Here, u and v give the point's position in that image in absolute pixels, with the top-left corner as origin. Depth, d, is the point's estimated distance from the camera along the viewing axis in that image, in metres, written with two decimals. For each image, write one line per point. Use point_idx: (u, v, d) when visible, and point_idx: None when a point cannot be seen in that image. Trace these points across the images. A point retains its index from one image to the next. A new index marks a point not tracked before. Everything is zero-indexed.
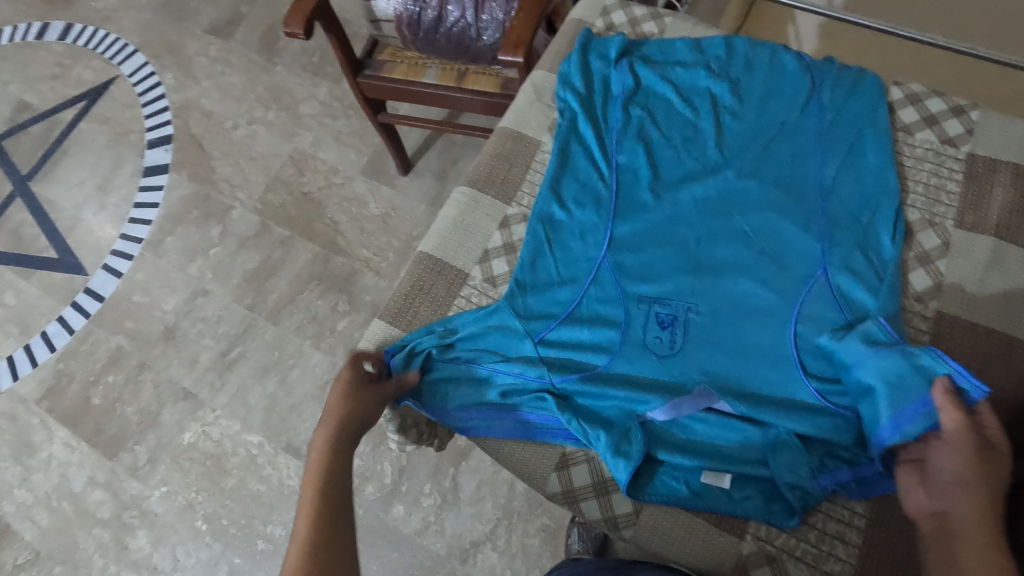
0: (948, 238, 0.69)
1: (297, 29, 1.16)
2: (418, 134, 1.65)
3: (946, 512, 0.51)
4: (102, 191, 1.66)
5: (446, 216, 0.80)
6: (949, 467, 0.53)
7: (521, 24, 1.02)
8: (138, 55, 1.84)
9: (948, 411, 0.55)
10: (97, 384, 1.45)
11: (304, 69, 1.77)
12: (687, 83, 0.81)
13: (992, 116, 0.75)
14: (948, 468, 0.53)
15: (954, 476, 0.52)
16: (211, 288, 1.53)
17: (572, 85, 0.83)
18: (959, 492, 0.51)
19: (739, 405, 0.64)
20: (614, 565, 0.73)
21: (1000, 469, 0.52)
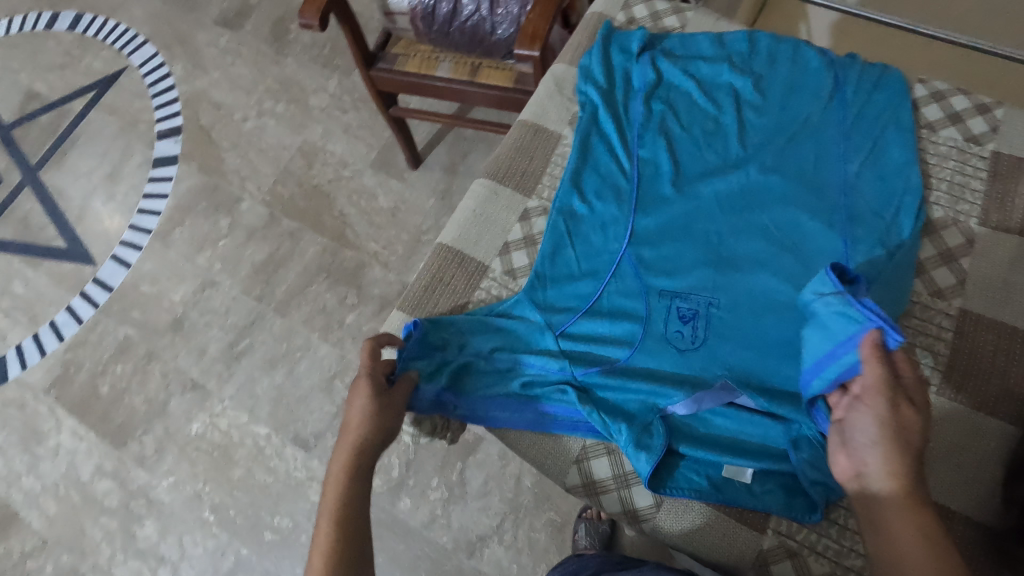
0: (971, 236, 0.69)
1: (312, 21, 1.16)
2: (428, 128, 1.65)
3: (864, 475, 0.52)
4: (111, 181, 1.66)
5: (465, 208, 0.80)
6: (864, 430, 0.53)
7: (538, 17, 1.02)
8: (148, 45, 1.84)
9: (869, 365, 0.53)
10: (106, 373, 1.46)
11: (315, 61, 1.76)
12: (708, 78, 0.81)
13: (1016, 114, 0.74)
14: (866, 430, 0.53)
15: (868, 439, 0.52)
16: (219, 279, 1.53)
17: (593, 78, 0.83)
18: (873, 455, 0.51)
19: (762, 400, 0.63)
20: (619, 560, 0.73)
21: (913, 425, 0.51)
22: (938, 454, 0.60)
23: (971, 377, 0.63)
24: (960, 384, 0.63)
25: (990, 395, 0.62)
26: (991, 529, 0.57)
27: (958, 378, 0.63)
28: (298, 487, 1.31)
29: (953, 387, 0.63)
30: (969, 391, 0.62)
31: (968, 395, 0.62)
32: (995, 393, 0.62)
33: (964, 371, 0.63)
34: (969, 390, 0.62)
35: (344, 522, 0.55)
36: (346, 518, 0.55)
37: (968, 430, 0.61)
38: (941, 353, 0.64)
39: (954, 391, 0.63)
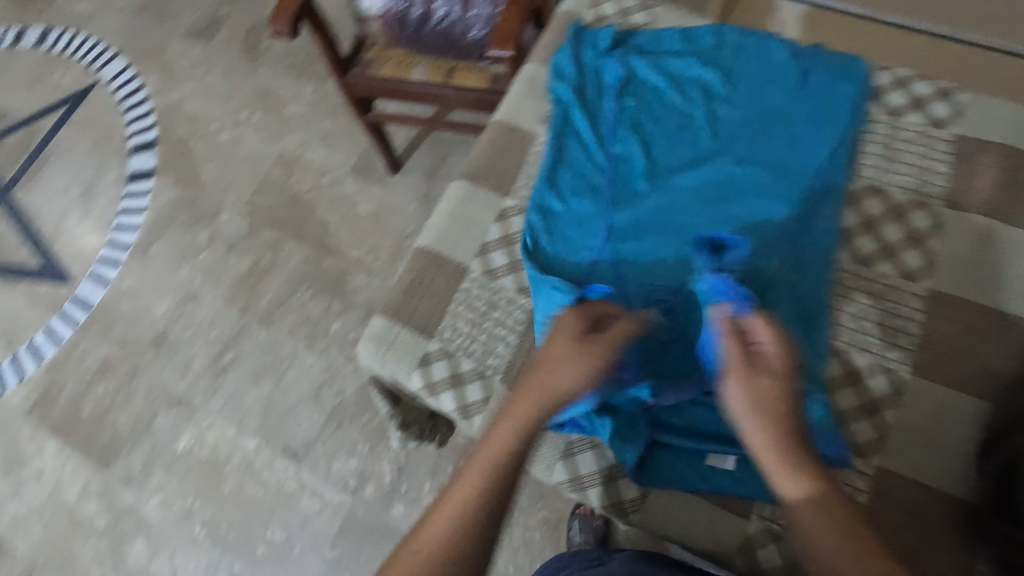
0: (939, 218, 0.70)
1: (283, 28, 1.15)
2: (407, 132, 1.64)
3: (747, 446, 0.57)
4: (87, 198, 1.63)
5: (443, 210, 0.80)
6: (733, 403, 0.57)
7: (510, 18, 1.02)
8: (119, 58, 1.82)
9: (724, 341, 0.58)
10: (88, 393, 1.43)
11: (290, 69, 1.75)
12: (679, 72, 0.82)
13: (977, 98, 0.76)
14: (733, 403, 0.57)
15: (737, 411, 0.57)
16: (202, 292, 1.51)
17: (565, 77, 0.83)
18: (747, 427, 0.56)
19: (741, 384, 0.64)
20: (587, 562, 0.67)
21: (766, 392, 0.55)
22: (915, 434, 0.62)
23: (942, 355, 0.64)
24: (931, 362, 0.64)
25: (960, 371, 0.64)
26: (969, 503, 0.59)
27: (929, 357, 0.65)
28: (290, 498, 1.30)
29: (924, 366, 0.64)
30: (940, 369, 0.64)
31: (939, 372, 0.64)
32: (966, 369, 0.64)
33: (936, 349, 0.65)
34: (939, 367, 0.64)
35: (486, 498, 0.54)
36: (488, 494, 0.54)
37: (941, 407, 0.63)
38: (913, 333, 0.66)
39: (925, 369, 0.64)
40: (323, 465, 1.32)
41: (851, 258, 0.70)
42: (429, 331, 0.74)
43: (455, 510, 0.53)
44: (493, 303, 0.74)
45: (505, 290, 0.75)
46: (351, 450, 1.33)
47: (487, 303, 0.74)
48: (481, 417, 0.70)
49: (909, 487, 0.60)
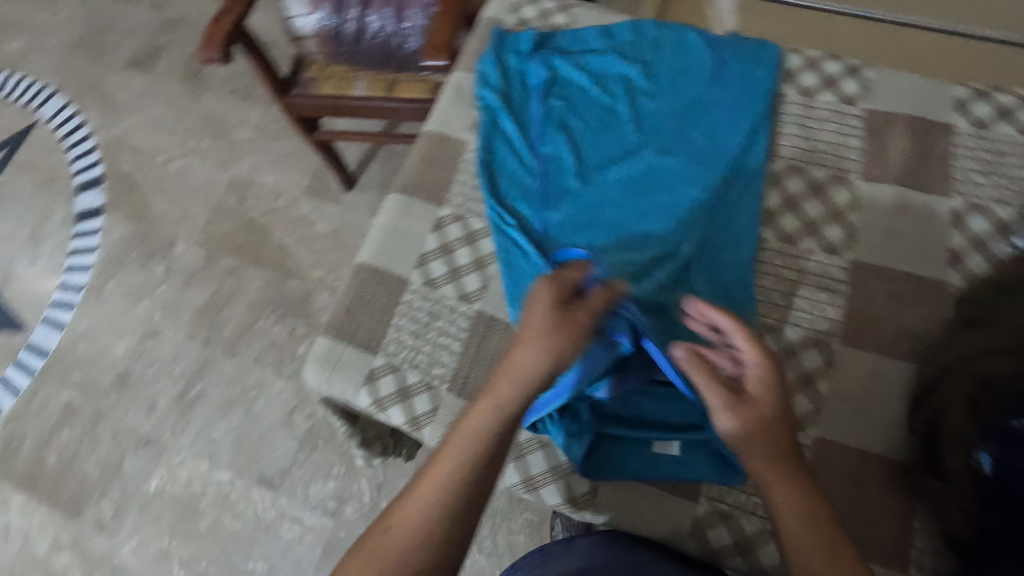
0: (856, 191, 0.73)
1: (214, 54, 1.13)
2: (359, 148, 1.64)
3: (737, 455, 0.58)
4: (34, 242, 1.59)
5: (380, 225, 0.80)
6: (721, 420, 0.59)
7: (441, 26, 0.98)
8: (56, 96, 1.77)
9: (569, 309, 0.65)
10: (51, 442, 1.39)
11: (234, 94, 1.73)
12: (601, 70, 0.83)
13: (884, 73, 0.79)
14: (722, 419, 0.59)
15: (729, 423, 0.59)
16: (162, 328, 1.48)
17: (489, 83, 0.84)
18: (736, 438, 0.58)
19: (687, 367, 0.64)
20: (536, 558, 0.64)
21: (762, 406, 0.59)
22: (847, 402, 0.64)
23: (867, 322, 0.67)
24: (858, 330, 0.67)
25: (884, 336, 0.66)
26: (901, 464, 0.61)
27: (856, 325, 0.67)
28: (269, 528, 1.28)
29: (851, 334, 0.67)
30: (867, 336, 0.66)
31: (866, 339, 0.66)
32: (890, 335, 0.66)
33: (862, 317, 0.67)
34: (866, 335, 0.66)
35: (478, 474, 0.51)
36: (482, 468, 0.51)
37: (870, 373, 0.65)
38: (838, 305, 0.68)
39: (852, 338, 0.66)
40: (300, 491, 1.31)
41: (777, 238, 0.72)
42: (374, 347, 0.73)
43: (442, 482, 0.50)
44: (435, 313, 0.74)
45: (447, 299, 0.75)
46: (328, 472, 1.32)
47: (429, 313, 0.74)
48: (431, 427, 0.70)
49: (847, 454, 0.62)
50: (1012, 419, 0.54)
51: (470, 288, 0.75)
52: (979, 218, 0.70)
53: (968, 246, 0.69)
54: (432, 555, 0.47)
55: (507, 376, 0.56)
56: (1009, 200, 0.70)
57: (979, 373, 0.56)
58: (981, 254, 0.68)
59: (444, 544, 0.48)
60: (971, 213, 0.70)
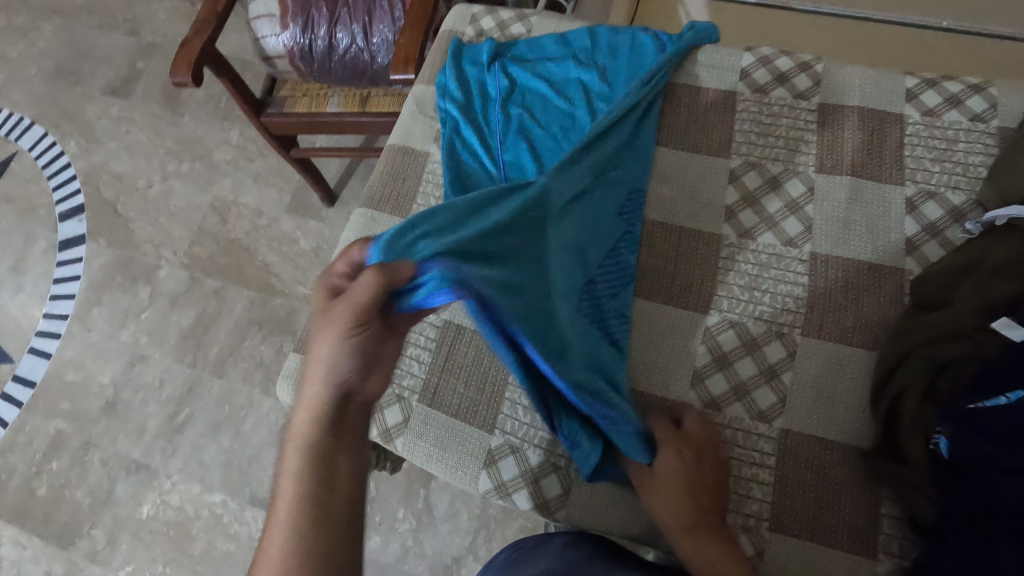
0: (811, 183, 0.74)
1: (185, 78, 1.13)
2: (338, 163, 1.64)
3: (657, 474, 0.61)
4: (17, 272, 1.59)
5: (347, 240, 0.81)
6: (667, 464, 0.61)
7: (408, 39, 0.99)
8: (35, 126, 1.77)
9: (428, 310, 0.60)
10: (41, 473, 1.39)
11: (212, 115, 1.74)
12: (559, 76, 0.84)
13: (836, 66, 0.81)
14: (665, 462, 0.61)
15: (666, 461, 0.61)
16: (148, 352, 1.48)
17: (451, 95, 0.85)
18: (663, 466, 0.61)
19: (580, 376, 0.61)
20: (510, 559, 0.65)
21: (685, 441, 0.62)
22: (811, 391, 0.65)
23: (829, 314, 0.68)
24: (819, 322, 0.67)
25: (845, 325, 0.67)
26: (864, 449, 0.62)
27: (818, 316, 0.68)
28: None
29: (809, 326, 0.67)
30: (827, 326, 0.67)
31: (827, 330, 0.67)
32: (850, 323, 0.67)
33: (824, 308, 0.68)
34: (827, 326, 0.67)
35: (304, 516, 0.48)
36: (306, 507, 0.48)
37: (832, 363, 0.66)
38: (799, 296, 0.69)
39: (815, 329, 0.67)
40: None
41: (736, 235, 0.73)
42: None
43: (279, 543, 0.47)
44: None
45: None
46: None
47: None
48: (403, 439, 0.70)
49: (811, 442, 0.63)
50: (970, 401, 0.56)
51: None
52: (933, 205, 0.71)
53: (923, 233, 0.70)
54: None
55: (299, 412, 0.51)
56: (962, 186, 0.71)
57: (935, 356, 0.58)
58: (936, 241, 0.69)
59: None
60: (925, 201, 0.71)
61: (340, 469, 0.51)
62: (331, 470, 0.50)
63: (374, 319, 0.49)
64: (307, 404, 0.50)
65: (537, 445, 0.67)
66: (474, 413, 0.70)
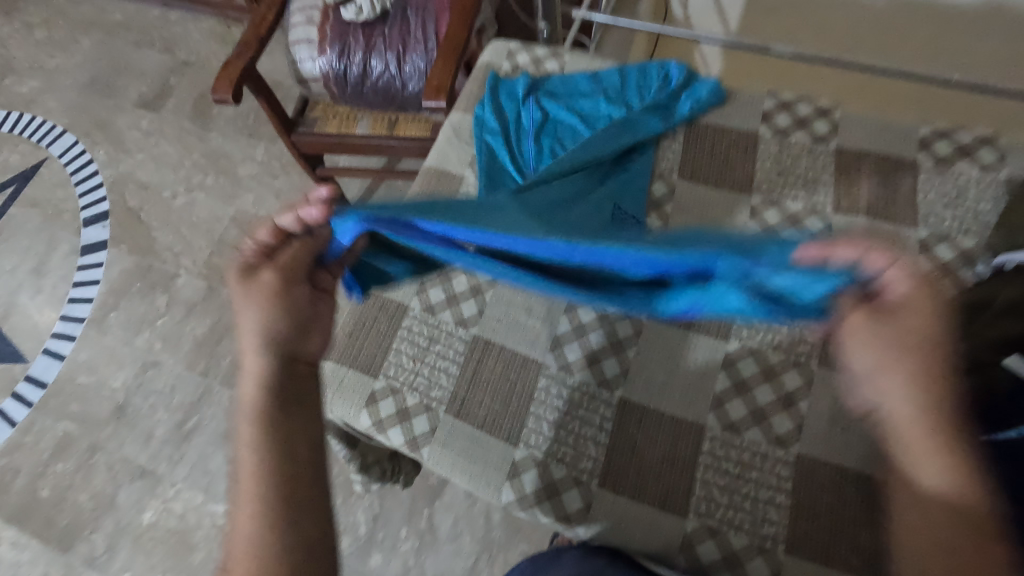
0: (829, 222, 0.78)
1: (225, 95, 1.18)
2: (359, 183, 1.70)
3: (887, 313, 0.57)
4: (38, 274, 1.63)
5: None
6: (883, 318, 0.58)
7: (441, 69, 1.06)
8: (67, 135, 1.84)
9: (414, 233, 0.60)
10: (46, 474, 1.40)
11: (240, 132, 1.80)
12: (590, 112, 0.89)
13: (851, 114, 0.85)
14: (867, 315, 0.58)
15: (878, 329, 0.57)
16: (161, 359, 1.51)
17: (487, 124, 0.90)
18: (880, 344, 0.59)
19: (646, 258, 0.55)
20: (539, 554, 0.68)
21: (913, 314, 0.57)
22: (828, 419, 0.68)
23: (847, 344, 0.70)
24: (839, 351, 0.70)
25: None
26: (879, 478, 0.64)
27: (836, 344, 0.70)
28: None
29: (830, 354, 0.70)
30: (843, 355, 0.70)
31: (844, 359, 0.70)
32: None
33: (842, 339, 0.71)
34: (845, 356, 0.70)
35: (269, 462, 0.55)
36: (270, 453, 0.55)
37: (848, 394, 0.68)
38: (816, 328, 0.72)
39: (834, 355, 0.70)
40: None
41: None
42: (374, 370, 0.76)
43: (255, 494, 0.54)
44: (434, 337, 0.78)
45: (445, 324, 0.78)
46: None
47: (428, 337, 0.78)
48: (428, 448, 0.72)
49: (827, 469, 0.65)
50: (985, 433, 0.58)
51: (467, 313, 0.79)
52: (945, 247, 0.75)
53: (935, 274, 0.73)
54: (281, 545, 0.52)
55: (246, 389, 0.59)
56: (972, 230, 0.75)
57: (946, 390, 0.61)
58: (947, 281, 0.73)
59: (288, 531, 0.53)
60: (937, 243, 0.75)
61: (298, 417, 0.59)
62: (288, 418, 0.58)
63: (300, 278, 0.61)
64: (251, 367, 0.59)
65: (559, 460, 0.69)
66: (498, 426, 0.72)
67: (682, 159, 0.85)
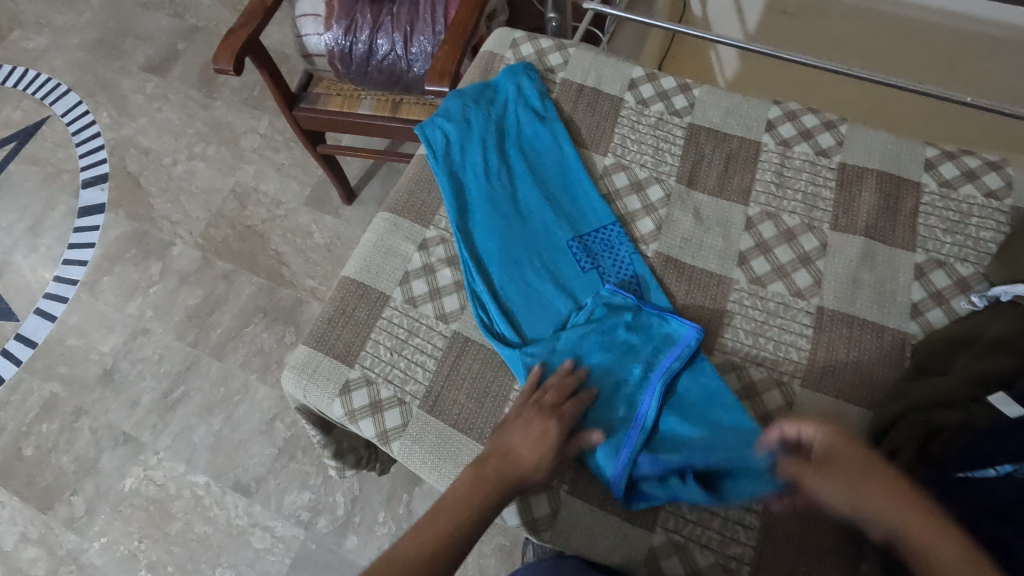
0: (825, 240, 0.76)
1: (227, 66, 1.11)
2: (360, 164, 1.67)
3: None
4: (34, 233, 1.61)
5: (367, 241, 0.83)
6: None
7: (446, 55, 1.05)
8: (70, 93, 1.81)
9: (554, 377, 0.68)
10: (30, 434, 1.39)
11: (244, 103, 1.77)
12: (532, 192, 0.82)
13: (859, 128, 0.83)
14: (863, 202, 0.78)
15: None
16: (152, 327, 1.49)
17: (452, 152, 0.85)
18: None
19: (592, 199, 0.81)
20: (533, 526, 0.66)
21: None
22: None
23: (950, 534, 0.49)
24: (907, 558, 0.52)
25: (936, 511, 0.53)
26: None
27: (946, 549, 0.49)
28: (240, 535, 1.27)
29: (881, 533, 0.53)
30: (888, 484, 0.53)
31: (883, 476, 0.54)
32: (850, 380, 0.69)
33: (863, 475, 0.55)
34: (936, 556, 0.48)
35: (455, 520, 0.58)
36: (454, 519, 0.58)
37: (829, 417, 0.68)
38: (802, 347, 0.71)
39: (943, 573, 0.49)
40: (274, 500, 1.30)
41: (747, 280, 0.75)
42: (351, 360, 0.75)
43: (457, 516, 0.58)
44: (414, 330, 0.76)
45: (426, 317, 0.77)
46: (304, 482, 1.32)
47: (407, 330, 0.76)
48: (399, 442, 0.71)
49: None
50: (963, 471, 0.55)
51: (449, 308, 0.77)
52: (941, 273, 0.73)
53: (928, 299, 0.72)
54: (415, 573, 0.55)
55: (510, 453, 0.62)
56: (970, 258, 0.73)
57: (930, 422, 0.60)
58: (940, 308, 0.71)
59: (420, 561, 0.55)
60: (933, 269, 0.73)
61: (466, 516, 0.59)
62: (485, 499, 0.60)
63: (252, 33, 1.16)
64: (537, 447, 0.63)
65: None
66: (472, 425, 0.71)
67: (683, 163, 0.83)
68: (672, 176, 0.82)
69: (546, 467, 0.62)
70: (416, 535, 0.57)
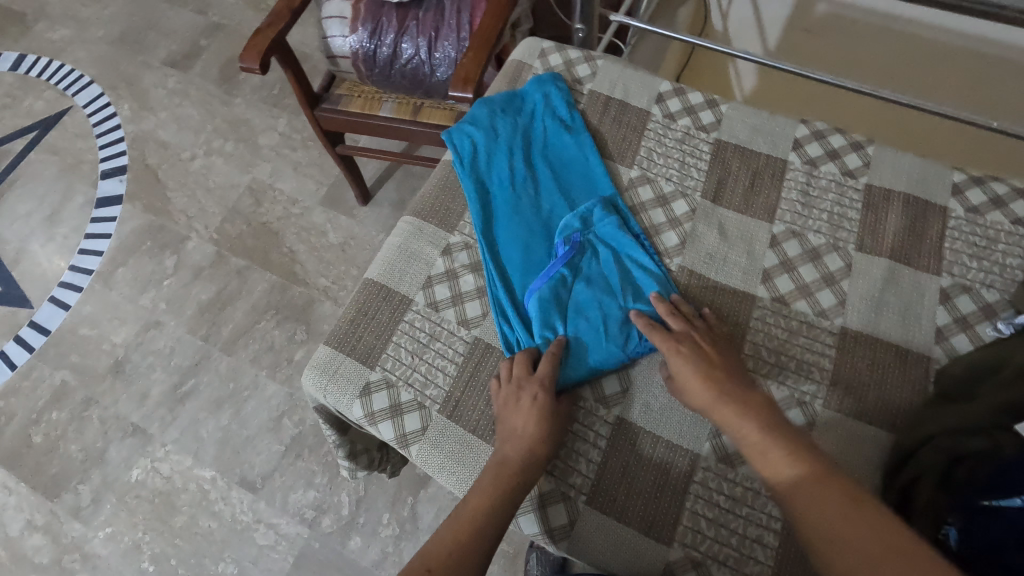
0: (850, 261, 0.76)
1: (253, 64, 1.12)
2: (377, 165, 1.68)
3: None
4: (51, 222, 1.63)
5: (391, 244, 0.83)
6: None
7: (471, 62, 1.06)
8: (93, 85, 1.83)
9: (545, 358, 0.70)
10: (40, 422, 1.40)
11: (263, 101, 1.79)
12: (556, 200, 0.82)
13: (886, 150, 0.83)
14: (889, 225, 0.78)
15: None
16: (164, 320, 1.50)
17: (478, 159, 0.85)
18: None
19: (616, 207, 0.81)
20: (552, 533, 0.66)
21: None
22: None
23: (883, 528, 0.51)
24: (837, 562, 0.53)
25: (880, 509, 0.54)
26: None
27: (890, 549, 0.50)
28: (244, 531, 1.28)
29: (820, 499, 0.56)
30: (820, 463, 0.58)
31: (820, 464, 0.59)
32: (873, 403, 0.69)
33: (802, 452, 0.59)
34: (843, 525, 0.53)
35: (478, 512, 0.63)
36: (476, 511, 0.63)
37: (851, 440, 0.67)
38: (825, 367, 0.71)
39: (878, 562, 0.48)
40: (280, 497, 1.31)
41: (771, 297, 0.75)
42: (371, 361, 0.75)
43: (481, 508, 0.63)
44: (435, 334, 0.77)
45: (448, 322, 0.77)
46: (309, 481, 1.32)
47: (429, 334, 0.77)
48: (418, 445, 0.71)
49: None
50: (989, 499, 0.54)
51: (470, 314, 0.77)
52: (966, 299, 0.73)
53: (953, 324, 0.72)
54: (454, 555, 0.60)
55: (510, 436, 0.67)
56: (996, 284, 0.73)
57: (955, 448, 0.59)
58: (965, 333, 0.71)
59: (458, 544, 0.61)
60: (959, 294, 0.73)
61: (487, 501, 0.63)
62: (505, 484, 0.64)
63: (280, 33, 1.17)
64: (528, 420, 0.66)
65: (550, 473, 0.68)
66: (490, 431, 0.71)
67: (708, 179, 0.83)
68: (698, 192, 0.82)
69: (544, 440, 0.66)
70: (451, 526, 0.63)
